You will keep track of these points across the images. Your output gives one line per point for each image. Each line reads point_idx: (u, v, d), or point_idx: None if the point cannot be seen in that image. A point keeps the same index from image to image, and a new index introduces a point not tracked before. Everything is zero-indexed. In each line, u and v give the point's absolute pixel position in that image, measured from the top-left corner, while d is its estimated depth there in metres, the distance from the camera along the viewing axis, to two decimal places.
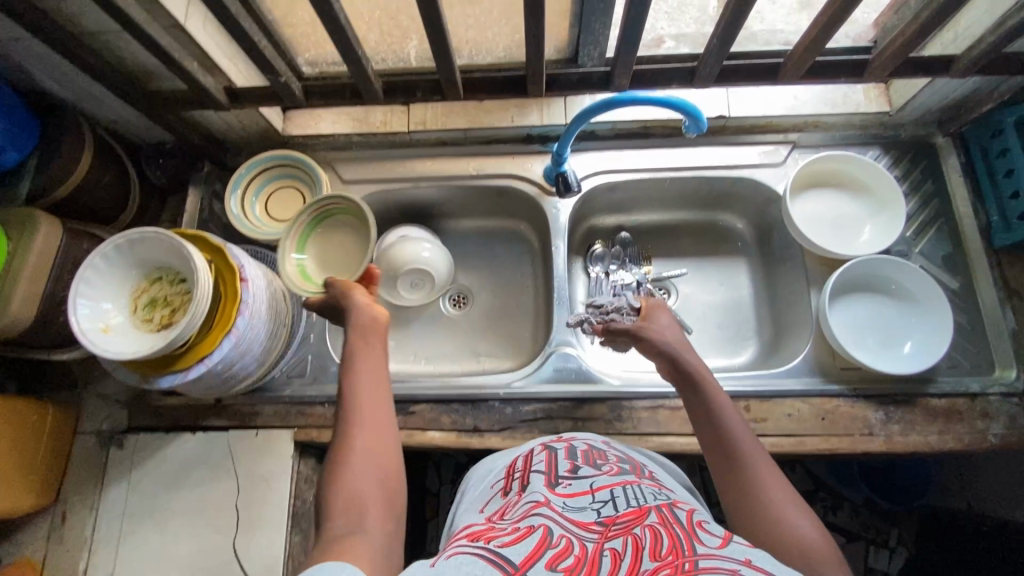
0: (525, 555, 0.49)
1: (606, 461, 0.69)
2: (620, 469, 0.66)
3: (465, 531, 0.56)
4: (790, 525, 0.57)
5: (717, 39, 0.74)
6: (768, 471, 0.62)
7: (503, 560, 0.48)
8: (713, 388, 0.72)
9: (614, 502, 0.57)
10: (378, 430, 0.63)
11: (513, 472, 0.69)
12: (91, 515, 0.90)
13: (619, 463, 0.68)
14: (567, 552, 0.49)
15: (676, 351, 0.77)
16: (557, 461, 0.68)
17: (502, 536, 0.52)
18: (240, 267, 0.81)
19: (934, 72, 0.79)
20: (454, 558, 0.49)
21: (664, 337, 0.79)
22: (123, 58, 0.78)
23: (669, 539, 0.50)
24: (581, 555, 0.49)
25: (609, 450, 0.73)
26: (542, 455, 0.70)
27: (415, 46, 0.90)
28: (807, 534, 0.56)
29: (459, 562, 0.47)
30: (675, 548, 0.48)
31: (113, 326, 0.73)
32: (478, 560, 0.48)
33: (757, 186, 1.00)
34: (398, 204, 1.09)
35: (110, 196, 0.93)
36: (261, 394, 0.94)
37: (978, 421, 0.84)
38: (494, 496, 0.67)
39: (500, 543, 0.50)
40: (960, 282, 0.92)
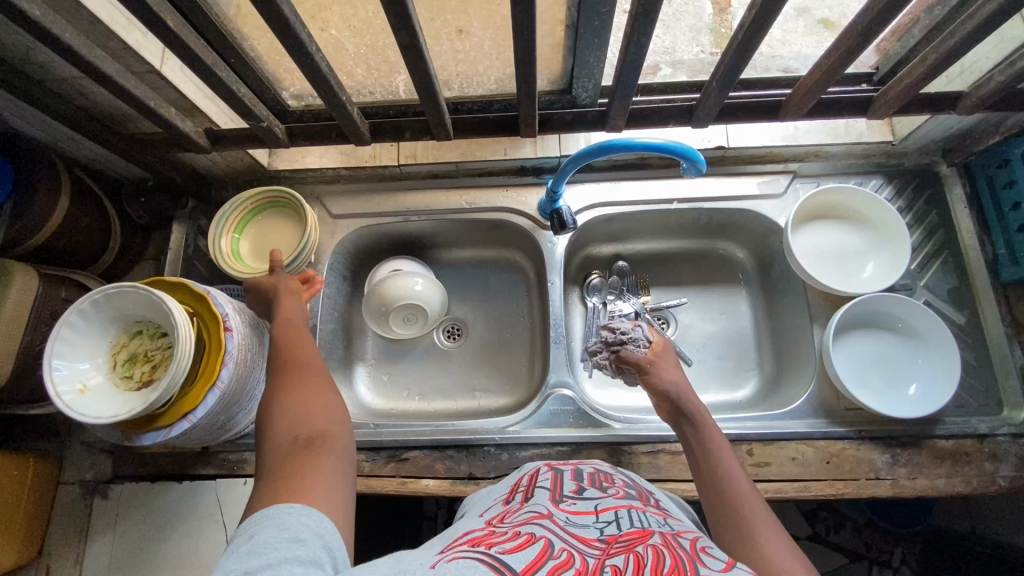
0: (527, 564, 0.44)
1: (612, 484, 0.62)
2: (626, 493, 0.60)
3: (463, 537, 0.51)
4: (780, 557, 0.53)
5: (717, 82, 0.73)
6: (761, 509, 0.59)
7: (504, 567, 0.43)
8: (713, 431, 0.69)
9: (617, 522, 0.52)
10: (325, 390, 0.64)
11: (517, 488, 0.64)
12: (75, 570, 0.87)
13: (626, 487, 0.62)
14: (568, 565, 0.44)
15: (685, 392, 0.74)
16: (562, 481, 0.62)
17: (502, 543, 0.47)
18: (223, 315, 0.78)
19: (939, 109, 0.77)
20: (454, 562, 0.44)
21: (675, 378, 0.77)
22: (98, 103, 0.76)
23: (670, 559, 0.45)
24: (583, 569, 0.44)
25: (616, 473, 0.66)
26: (548, 475, 0.64)
27: (404, 80, 0.84)
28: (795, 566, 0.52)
29: (459, 566, 0.42)
30: (678, 569, 0.43)
31: (91, 387, 0.70)
32: (480, 565, 0.43)
33: (757, 217, 0.97)
34: (389, 237, 1.06)
35: (90, 238, 0.90)
36: (250, 440, 0.91)
37: (987, 464, 0.82)
38: (494, 504, 0.63)
39: (501, 549, 0.45)
40: (967, 316, 0.89)
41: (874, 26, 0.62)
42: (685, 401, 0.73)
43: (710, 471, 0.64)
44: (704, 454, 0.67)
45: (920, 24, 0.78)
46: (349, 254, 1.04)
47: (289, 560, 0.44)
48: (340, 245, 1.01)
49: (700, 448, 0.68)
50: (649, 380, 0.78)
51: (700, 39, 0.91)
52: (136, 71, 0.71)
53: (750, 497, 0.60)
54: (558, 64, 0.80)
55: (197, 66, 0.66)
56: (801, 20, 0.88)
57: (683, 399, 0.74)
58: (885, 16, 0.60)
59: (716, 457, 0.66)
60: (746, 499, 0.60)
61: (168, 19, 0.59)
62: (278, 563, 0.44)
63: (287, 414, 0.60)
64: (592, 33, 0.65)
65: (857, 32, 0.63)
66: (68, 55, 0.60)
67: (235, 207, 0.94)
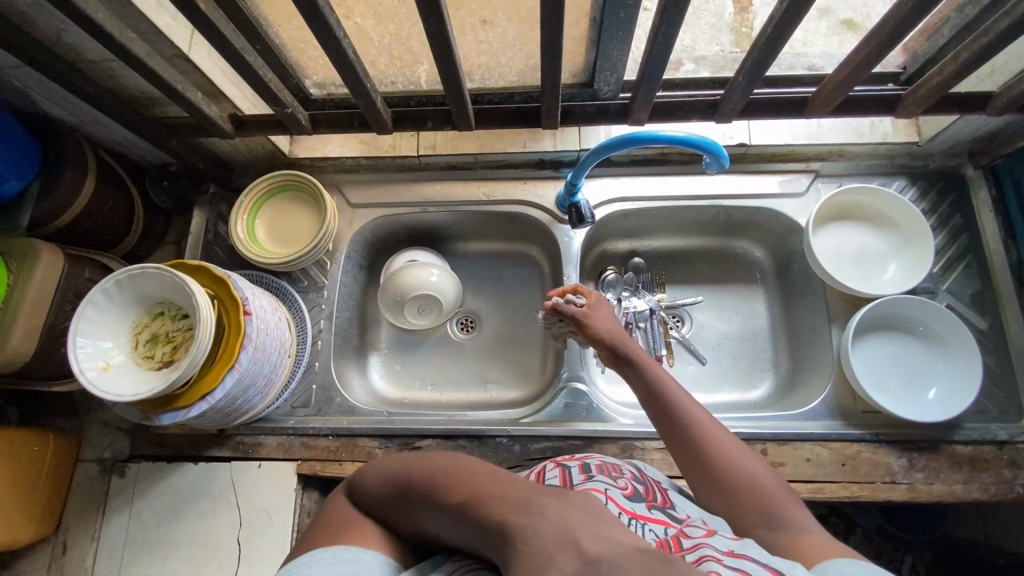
0: None
1: (621, 475, 0.62)
2: (633, 489, 0.59)
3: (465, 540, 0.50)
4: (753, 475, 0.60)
5: (744, 76, 0.72)
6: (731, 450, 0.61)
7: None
8: (655, 372, 0.70)
9: None
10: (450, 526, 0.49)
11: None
12: (91, 546, 0.89)
13: (634, 480, 0.61)
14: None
15: (618, 335, 0.77)
16: (569, 475, 0.61)
17: None
18: (243, 299, 0.79)
19: (968, 109, 0.76)
20: None
21: (607, 326, 0.79)
22: (126, 86, 0.77)
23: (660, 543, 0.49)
24: None
25: (623, 464, 0.66)
26: (556, 471, 0.63)
27: (426, 71, 0.84)
28: (767, 479, 0.59)
29: None
30: None
31: (113, 365, 0.71)
32: None
33: (777, 217, 0.97)
34: (405, 228, 1.06)
35: (113, 221, 0.91)
36: (264, 424, 0.92)
37: (1005, 470, 0.81)
38: None
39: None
40: (989, 321, 0.88)
41: (908, 22, 0.61)
42: (619, 342, 0.75)
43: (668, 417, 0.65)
44: (652, 401, 0.68)
45: (950, 23, 0.76)
46: (366, 244, 1.05)
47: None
48: (358, 234, 1.02)
49: (646, 392, 0.69)
50: (586, 332, 0.80)
51: (720, 38, 0.89)
52: (164, 55, 0.72)
53: (709, 426, 0.63)
54: (581, 57, 0.80)
55: (225, 50, 0.66)
56: (823, 22, 0.85)
57: (619, 339, 0.77)
58: (919, 11, 0.59)
59: (665, 399, 0.67)
60: (705, 430, 0.63)
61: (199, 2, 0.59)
62: None
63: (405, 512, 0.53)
64: (618, 25, 0.65)
65: (889, 28, 0.62)
66: (101, 36, 0.61)
67: (253, 187, 0.95)
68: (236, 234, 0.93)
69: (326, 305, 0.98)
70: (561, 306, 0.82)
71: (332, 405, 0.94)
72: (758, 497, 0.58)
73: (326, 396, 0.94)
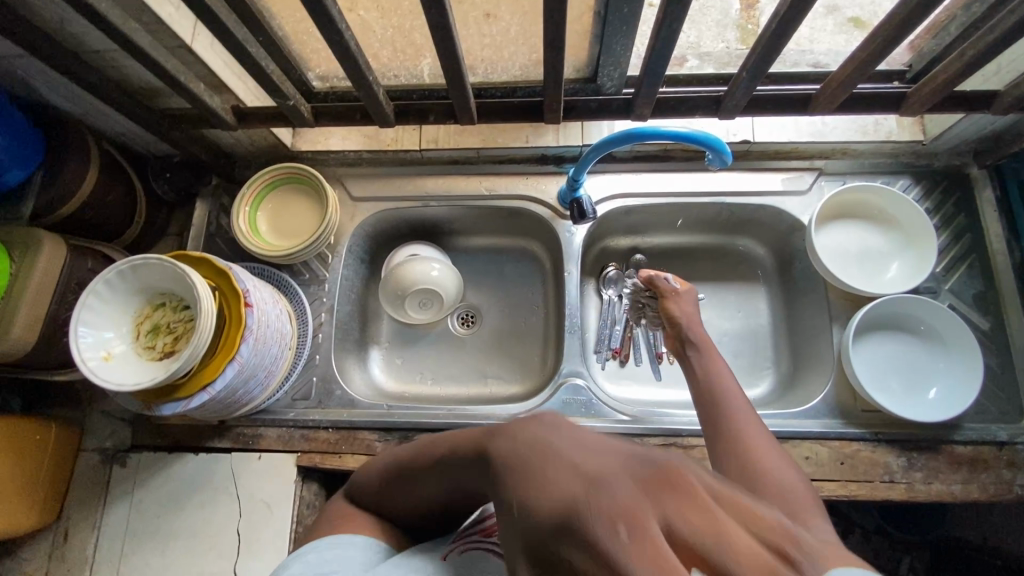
0: None
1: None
2: None
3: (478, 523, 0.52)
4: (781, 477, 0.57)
5: (747, 71, 0.71)
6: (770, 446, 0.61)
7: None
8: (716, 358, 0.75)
9: None
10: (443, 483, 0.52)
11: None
12: (92, 535, 0.89)
13: None
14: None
15: (693, 323, 0.81)
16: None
17: None
18: (244, 291, 0.79)
19: (974, 108, 0.76)
20: None
21: (685, 313, 0.83)
22: (129, 75, 0.77)
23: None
24: None
25: None
26: None
27: (429, 64, 0.84)
28: (797, 483, 0.56)
29: None
30: None
31: (115, 355, 0.72)
32: None
33: (780, 214, 0.96)
34: (407, 222, 1.07)
35: (116, 212, 0.91)
36: (263, 416, 0.92)
37: (1004, 471, 0.81)
38: None
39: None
40: (992, 321, 0.88)
41: (912, 19, 0.60)
42: (685, 329, 0.81)
43: (714, 404, 0.67)
44: (705, 385, 0.71)
45: (958, 20, 0.75)
46: (368, 237, 1.05)
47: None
48: (360, 227, 1.02)
49: (703, 375, 0.73)
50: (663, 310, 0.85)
51: (726, 35, 0.89)
52: (167, 46, 0.72)
53: (751, 420, 0.64)
54: (585, 52, 0.79)
55: (228, 42, 0.66)
56: (830, 19, 0.85)
57: (689, 327, 0.81)
58: (923, 8, 0.58)
59: (718, 387, 0.70)
60: (747, 426, 0.64)
61: None
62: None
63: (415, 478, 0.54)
64: (621, 19, 0.64)
65: (893, 25, 0.62)
66: (104, 26, 0.61)
67: (254, 180, 0.95)
68: (235, 223, 0.93)
69: (327, 298, 0.98)
70: (655, 278, 0.89)
71: (332, 397, 0.94)
72: (784, 497, 0.54)
73: (326, 388, 0.95)
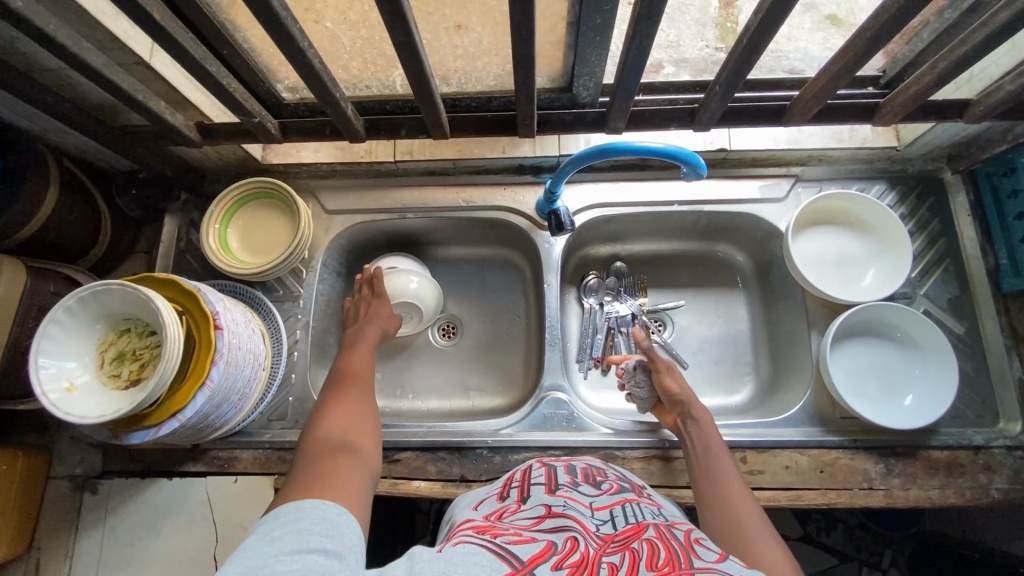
0: (533, 554, 0.47)
1: (605, 479, 0.67)
2: (619, 487, 0.65)
3: (468, 524, 0.56)
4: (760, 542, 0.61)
5: (721, 85, 0.71)
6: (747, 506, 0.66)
7: (510, 555, 0.47)
8: (711, 431, 0.78)
9: (613, 521, 0.56)
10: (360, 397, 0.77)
11: (511, 483, 0.68)
12: (65, 565, 0.87)
13: (618, 482, 0.67)
14: (571, 552, 0.48)
15: (693, 397, 0.82)
16: (556, 474, 0.66)
17: (507, 535, 0.51)
18: (214, 313, 0.76)
19: (947, 116, 0.76)
20: (460, 546, 0.48)
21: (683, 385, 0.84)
22: (85, 93, 0.74)
23: (665, 552, 0.49)
24: (585, 553, 0.48)
25: (607, 468, 0.71)
26: (541, 469, 0.68)
27: (400, 75, 0.81)
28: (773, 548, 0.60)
29: (466, 552, 0.46)
30: (672, 561, 0.47)
31: (78, 385, 0.69)
32: (485, 551, 0.47)
33: (758, 221, 0.96)
34: (384, 233, 1.05)
35: (79, 232, 0.88)
36: (238, 438, 0.90)
37: (980, 475, 0.82)
38: (489, 496, 0.67)
39: (507, 539, 0.49)
40: (966, 326, 0.88)
41: (883, 34, 0.60)
42: (688, 404, 0.81)
43: (708, 475, 0.72)
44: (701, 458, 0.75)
45: (930, 27, 0.75)
46: (343, 250, 1.03)
47: (315, 549, 0.48)
48: (334, 241, 1.00)
49: (702, 451, 0.76)
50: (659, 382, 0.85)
51: (705, 34, 0.88)
52: (124, 64, 0.69)
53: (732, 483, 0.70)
54: (559, 62, 0.78)
55: (187, 62, 0.63)
56: (808, 17, 0.86)
57: (690, 403, 0.82)
58: (894, 21, 0.57)
59: (716, 466, 0.73)
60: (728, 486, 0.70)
61: (156, 13, 0.56)
62: (308, 551, 0.47)
63: (339, 403, 0.74)
64: (594, 31, 0.63)
65: (866, 38, 0.61)
66: (52, 48, 0.58)
67: (221, 197, 0.92)
68: (202, 238, 0.90)
69: (302, 314, 0.96)
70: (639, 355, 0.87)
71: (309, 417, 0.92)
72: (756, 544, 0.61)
73: (303, 408, 0.93)
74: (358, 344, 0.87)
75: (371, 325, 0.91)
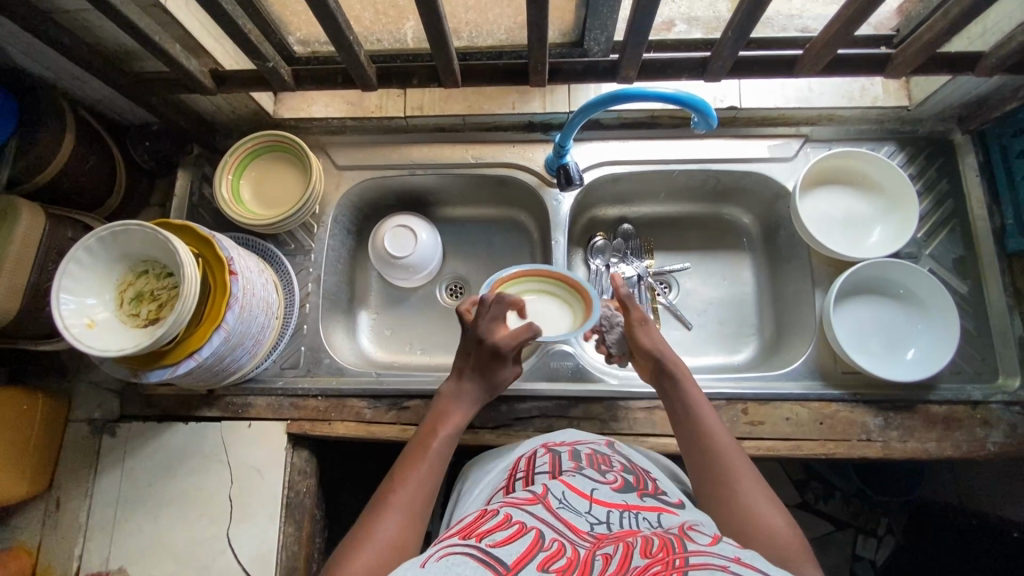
0: (517, 556, 0.46)
1: (610, 467, 0.68)
2: (622, 480, 0.65)
3: (455, 530, 0.54)
4: (763, 512, 0.61)
5: (733, 30, 0.70)
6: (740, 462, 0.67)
7: (494, 561, 0.45)
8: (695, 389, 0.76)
9: (609, 521, 0.55)
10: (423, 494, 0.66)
11: (515, 474, 0.69)
12: (85, 503, 0.89)
13: (623, 471, 0.67)
14: (559, 554, 0.47)
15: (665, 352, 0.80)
16: (559, 461, 0.68)
17: (494, 535, 0.50)
18: (229, 258, 0.78)
19: (959, 70, 0.75)
20: (444, 559, 0.46)
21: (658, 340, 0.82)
22: (102, 37, 0.75)
23: (660, 541, 0.49)
24: (573, 558, 0.47)
25: (614, 455, 0.72)
26: (545, 458, 0.70)
27: (412, 26, 0.82)
28: (775, 518, 0.61)
29: (449, 563, 0.44)
30: (666, 547, 0.47)
31: (98, 321, 0.71)
32: (469, 560, 0.45)
33: (766, 181, 0.97)
34: (394, 191, 1.06)
35: (95, 180, 0.89)
36: (251, 385, 0.92)
37: (978, 429, 0.83)
38: (495, 493, 0.67)
39: (492, 542, 0.48)
40: (970, 285, 0.89)
41: None
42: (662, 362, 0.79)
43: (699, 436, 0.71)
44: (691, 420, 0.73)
45: None
46: (354, 207, 1.04)
47: None
48: (345, 197, 1.01)
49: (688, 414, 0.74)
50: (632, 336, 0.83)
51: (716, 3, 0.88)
52: (140, 5, 0.70)
53: (719, 436, 0.70)
54: (571, 14, 0.78)
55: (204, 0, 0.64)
56: None
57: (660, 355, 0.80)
58: None
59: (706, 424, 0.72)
60: (719, 442, 0.69)
61: None
62: None
63: (397, 500, 0.64)
64: None
65: None
66: None
67: (234, 149, 0.93)
68: (215, 187, 0.92)
69: (314, 268, 0.98)
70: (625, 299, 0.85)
71: (321, 366, 0.95)
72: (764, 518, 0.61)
73: (315, 357, 0.95)
74: (447, 423, 0.74)
75: (473, 383, 0.79)
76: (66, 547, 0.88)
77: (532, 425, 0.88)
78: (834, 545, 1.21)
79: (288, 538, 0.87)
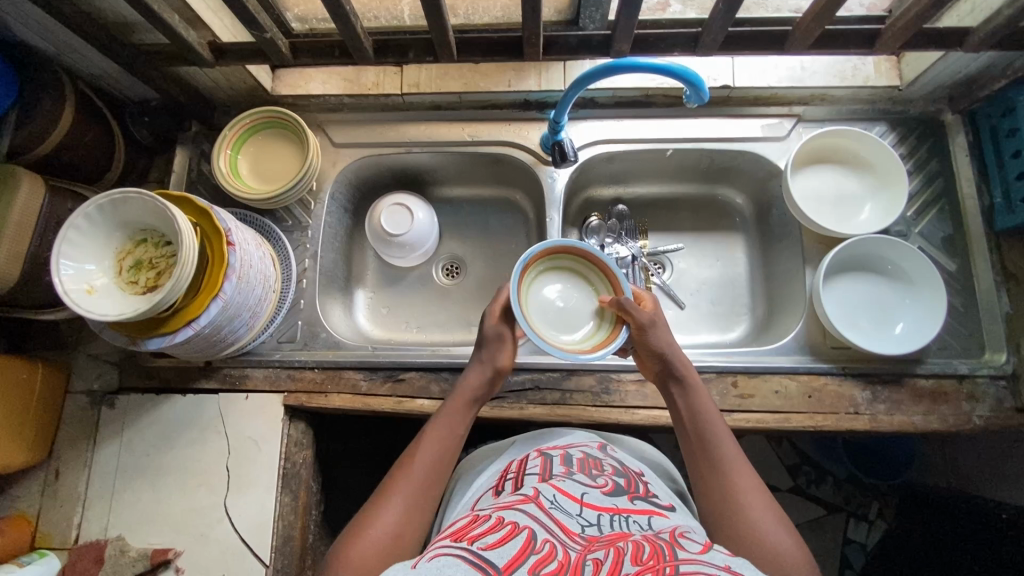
0: (509, 559, 0.47)
1: (601, 471, 0.68)
2: (612, 484, 0.65)
3: (447, 532, 0.55)
4: (765, 524, 0.61)
5: (723, 3, 0.71)
6: (742, 469, 0.66)
7: (487, 564, 0.46)
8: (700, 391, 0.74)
9: (599, 524, 0.56)
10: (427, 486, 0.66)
11: (507, 475, 0.70)
12: (84, 472, 0.91)
13: (614, 475, 0.68)
14: (551, 557, 0.47)
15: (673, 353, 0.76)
16: (551, 465, 0.68)
17: (486, 538, 0.50)
18: (227, 231, 0.79)
19: (947, 45, 0.77)
20: (436, 560, 0.46)
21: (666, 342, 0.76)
22: (102, 7, 0.76)
23: (651, 548, 0.50)
24: (565, 561, 0.47)
25: (605, 459, 0.72)
26: (537, 460, 0.70)
27: (408, 5, 0.87)
28: (778, 531, 0.60)
29: (441, 565, 0.45)
30: (657, 555, 0.48)
31: (97, 287, 0.72)
32: (461, 563, 0.46)
33: (758, 160, 0.98)
34: (391, 170, 1.07)
35: (94, 154, 0.90)
36: (249, 357, 0.94)
37: (964, 403, 0.85)
38: (487, 494, 0.67)
39: (483, 545, 0.49)
40: (958, 263, 0.90)
41: None
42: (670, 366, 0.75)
43: (703, 443, 0.69)
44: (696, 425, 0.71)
45: None
46: (351, 185, 1.05)
47: None
48: (342, 174, 1.02)
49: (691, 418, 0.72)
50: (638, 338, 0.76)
51: None
52: None
53: (722, 441, 0.69)
54: None
55: None
56: None
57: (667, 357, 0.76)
58: None
59: (709, 430, 0.70)
60: (723, 449, 0.68)
61: None
62: None
63: (399, 493, 0.65)
64: None
65: None
66: None
67: (232, 124, 0.94)
68: (212, 159, 0.93)
69: (311, 244, 0.99)
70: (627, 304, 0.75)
71: (317, 339, 0.96)
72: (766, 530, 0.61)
73: (312, 330, 0.96)
74: (452, 413, 0.74)
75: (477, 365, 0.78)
76: (65, 515, 0.89)
77: (525, 398, 0.90)
78: (826, 529, 1.23)
79: (285, 507, 0.88)
